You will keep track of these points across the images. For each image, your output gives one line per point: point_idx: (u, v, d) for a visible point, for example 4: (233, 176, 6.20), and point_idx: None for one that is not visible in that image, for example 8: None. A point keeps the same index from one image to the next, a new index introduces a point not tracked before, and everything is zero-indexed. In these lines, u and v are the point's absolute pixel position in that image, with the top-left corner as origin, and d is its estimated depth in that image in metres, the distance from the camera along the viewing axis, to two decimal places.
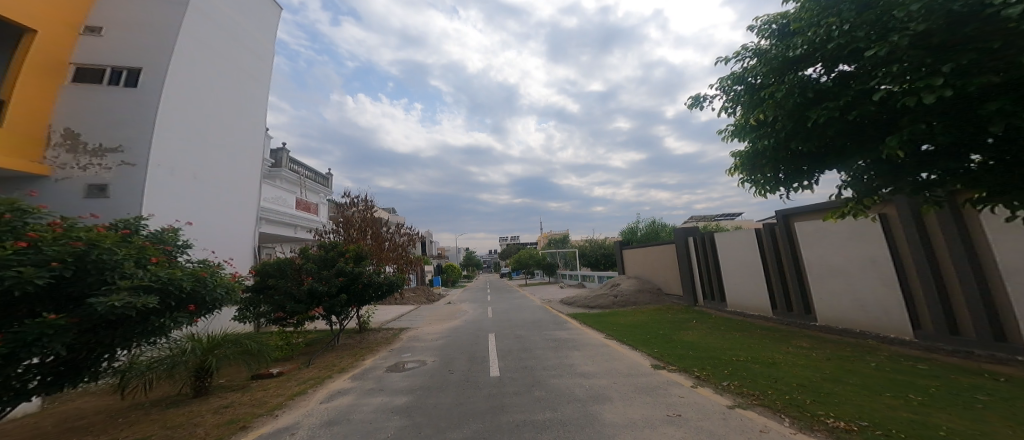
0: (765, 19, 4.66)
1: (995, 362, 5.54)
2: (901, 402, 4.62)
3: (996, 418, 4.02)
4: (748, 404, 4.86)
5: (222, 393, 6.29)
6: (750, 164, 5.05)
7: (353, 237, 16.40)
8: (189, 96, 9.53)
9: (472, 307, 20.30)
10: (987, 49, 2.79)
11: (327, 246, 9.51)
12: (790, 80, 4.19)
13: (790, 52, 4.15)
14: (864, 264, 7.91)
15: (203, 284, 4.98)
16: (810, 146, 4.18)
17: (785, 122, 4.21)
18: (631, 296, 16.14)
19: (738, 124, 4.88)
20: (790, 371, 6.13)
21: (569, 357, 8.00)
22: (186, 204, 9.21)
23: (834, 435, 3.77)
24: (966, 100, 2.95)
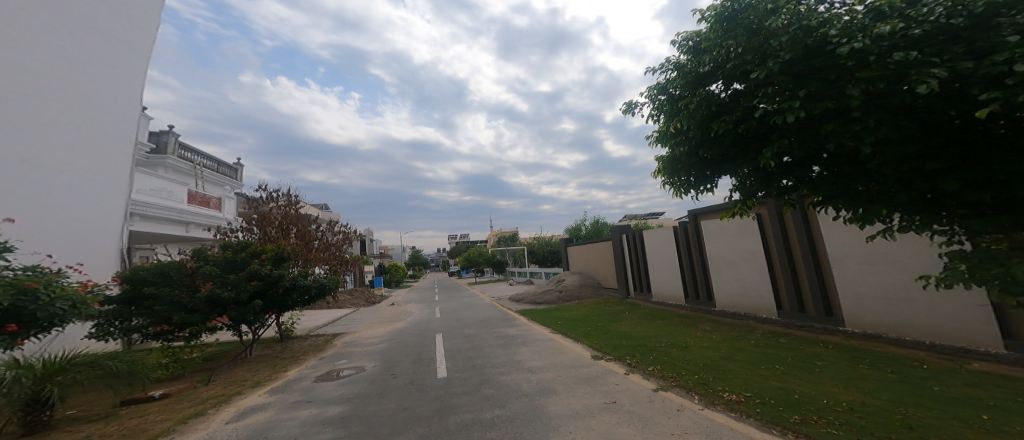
0: (688, 34, 4.98)
1: (827, 333, 6.88)
2: (772, 372, 5.52)
3: (829, 379, 5.02)
4: (669, 386, 5.40)
5: (73, 426, 5.25)
6: (671, 166, 5.51)
7: (274, 236, 14.69)
8: (31, 64, 7.70)
9: (419, 307, 19.64)
10: (828, 80, 3.26)
11: (236, 247, 8.45)
12: (698, 95, 4.64)
13: (700, 68, 4.61)
14: (747, 256, 9.25)
15: (28, 297, 4.06)
16: (716, 155, 4.74)
17: (696, 133, 4.69)
18: (574, 291, 16.89)
19: (663, 131, 5.28)
20: (698, 353, 6.96)
21: (517, 353, 8.11)
22: (12, 196, 7.29)
23: (730, 407, 4.37)
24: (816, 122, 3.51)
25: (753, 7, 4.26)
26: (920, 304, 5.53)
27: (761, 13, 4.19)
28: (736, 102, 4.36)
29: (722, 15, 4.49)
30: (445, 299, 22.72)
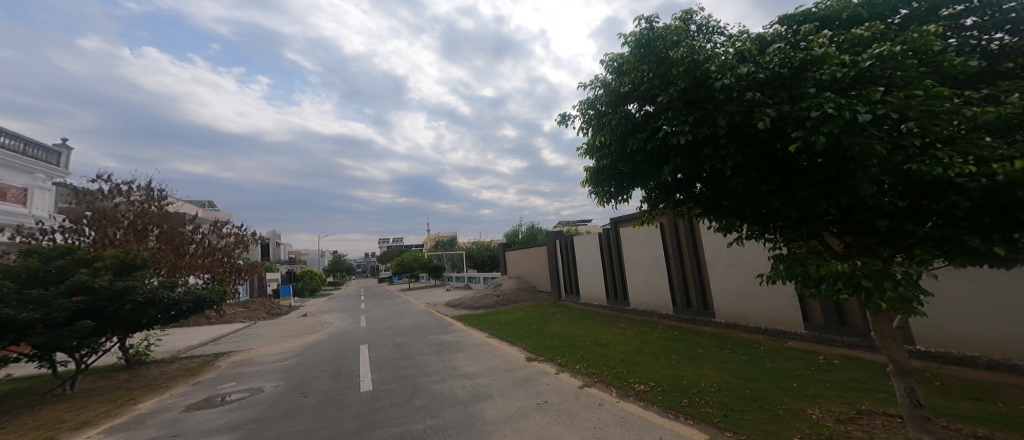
0: (613, 57, 4.16)
1: (706, 325, 8.18)
2: (671, 362, 6.18)
3: (713, 362, 5.80)
4: (592, 382, 5.67)
5: None
6: (594, 188, 4.77)
7: (123, 240, 10.63)
8: None
9: (340, 317, 17.90)
10: (709, 109, 3.17)
11: (48, 254, 6.05)
12: (614, 113, 4.05)
13: (622, 86, 3.88)
14: (653, 260, 10.36)
15: None
16: (628, 174, 4.28)
17: (614, 149, 4.09)
18: (513, 295, 16.36)
19: (586, 146, 4.55)
20: (615, 349, 7.51)
21: (453, 359, 7.53)
22: None
23: (639, 396, 4.77)
24: (703, 142, 3.22)
25: (666, 33, 3.74)
26: (763, 300, 6.84)
27: (672, 41, 3.68)
28: (647, 119, 3.77)
29: (639, 42, 3.85)
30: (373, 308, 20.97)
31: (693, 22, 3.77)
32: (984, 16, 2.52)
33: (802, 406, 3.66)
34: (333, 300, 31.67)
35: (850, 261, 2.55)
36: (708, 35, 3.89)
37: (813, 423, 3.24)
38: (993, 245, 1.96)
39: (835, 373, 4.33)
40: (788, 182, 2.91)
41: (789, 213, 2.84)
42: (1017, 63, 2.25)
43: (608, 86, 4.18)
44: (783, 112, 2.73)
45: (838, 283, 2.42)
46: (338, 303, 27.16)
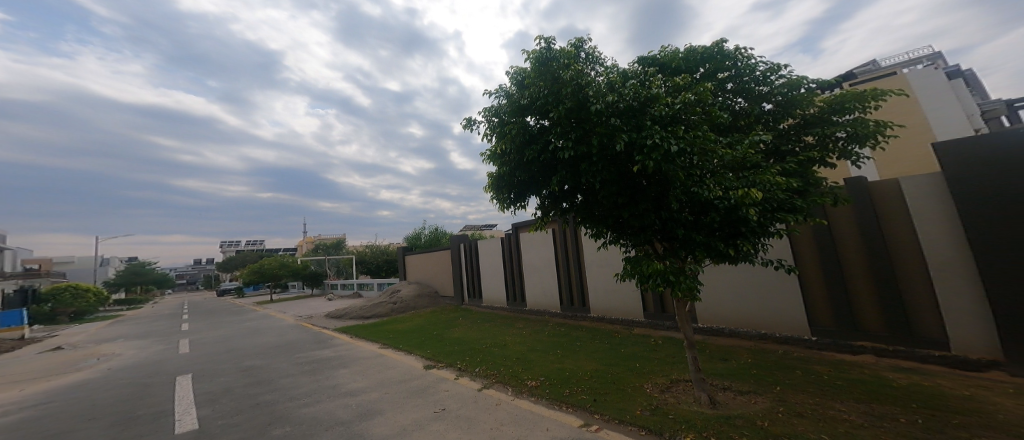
0: (515, 69, 3.69)
1: (587, 320, 9.00)
2: (562, 355, 6.27)
3: (598, 353, 6.05)
4: (491, 383, 5.26)
5: None
6: (492, 195, 4.39)
7: None
8: None
9: (179, 336, 14.11)
10: (588, 128, 3.23)
11: None
12: (513, 123, 3.72)
13: (522, 99, 3.63)
14: (545, 263, 10.89)
15: None
16: (523, 182, 4.08)
17: (512, 158, 3.85)
18: (409, 302, 15.42)
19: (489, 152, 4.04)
20: (512, 348, 7.29)
21: (334, 376, 6.58)
22: None
23: (531, 393, 4.59)
24: (581, 159, 3.33)
25: (560, 55, 3.57)
26: (630, 297, 7.84)
27: (564, 63, 3.49)
28: (542, 133, 3.65)
29: (539, 58, 3.59)
30: (217, 326, 16.43)
31: (583, 50, 3.66)
32: (735, 84, 3.65)
33: (642, 383, 4.29)
34: (149, 318, 23.62)
35: (668, 260, 3.22)
36: (595, 63, 3.85)
37: (647, 396, 3.84)
38: (731, 246, 3.00)
39: (658, 352, 5.39)
40: (634, 197, 3.29)
41: (632, 221, 3.28)
42: (745, 121, 3.41)
43: (510, 95, 3.81)
44: (632, 138, 2.97)
45: (657, 280, 3.01)
46: (154, 321, 20.21)
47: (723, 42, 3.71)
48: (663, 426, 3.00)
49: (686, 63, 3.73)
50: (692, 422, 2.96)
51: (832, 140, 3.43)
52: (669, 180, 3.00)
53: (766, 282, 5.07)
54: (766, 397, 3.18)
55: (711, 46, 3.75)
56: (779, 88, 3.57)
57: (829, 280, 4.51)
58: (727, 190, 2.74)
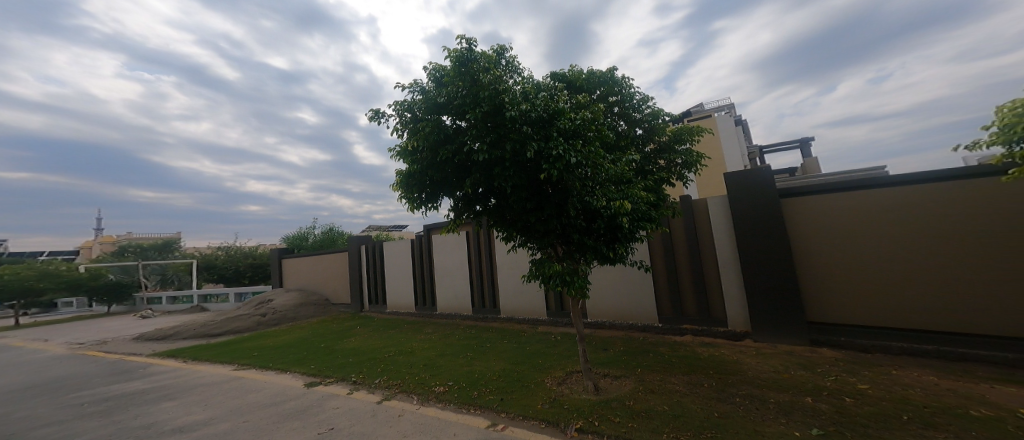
0: (433, 65, 3.55)
1: (498, 321, 9.19)
2: (470, 358, 6.29)
3: (507, 353, 6.19)
4: (393, 393, 4.99)
5: None
6: (401, 194, 4.11)
7: None
8: None
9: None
10: (503, 133, 3.32)
11: None
12: (428, 121, 3.58)
13: (440, 97, 3.53)
14: (457, 266, 10.80)
15: None
16: (436, 181, 3.93)
17: (424, 156, 3.69)
18: (288, 313, 12.88)
19: (400, 146, 3.75)
20: (421, 354, 7.02)
21: (159, 408, 4.83)
22: None
23: (439, 399, 4.52)
24: (495, 162, 3.40)
25: (481, 57, 3.57)
26: (539, 297, 8.20)
27: (485, 67, 3.52)
28: (458, 134, 3.60)
29: (460, 58, 3.54)
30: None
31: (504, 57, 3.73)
32: (621, 108, 4.23)
33: (542, 378, 4.56)
34: None
35: (565, 261, 3.55)
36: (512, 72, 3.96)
37: (546, 389, 4.14)
38: (609, 248, 3.48)
39: (560, 346, 5.85)
40: (540, 203, 3.50)
41: (538, 226, 3.46)
42: (624, 141, 3.97)
43: (425, 91, 3.66)
44: (540, 147, 3.18)
45: (556, 280, 3.29)
46: None
47: (614, 70, 4.26)
48: (559, 417, 3.25)
49: (587, 83, 4.14)
50: (580, 408, 3.32)
51: (673, 165, 4.33)
52: (569, 188, 3.30)
53: (642, 279, 5.84)
54: (632, 379, 3.82)
55: (606, 71, 4.25)
56: (646, 117, 4.26)
57: (679, 273, 5.59)
58: (609, 201, 3.21)
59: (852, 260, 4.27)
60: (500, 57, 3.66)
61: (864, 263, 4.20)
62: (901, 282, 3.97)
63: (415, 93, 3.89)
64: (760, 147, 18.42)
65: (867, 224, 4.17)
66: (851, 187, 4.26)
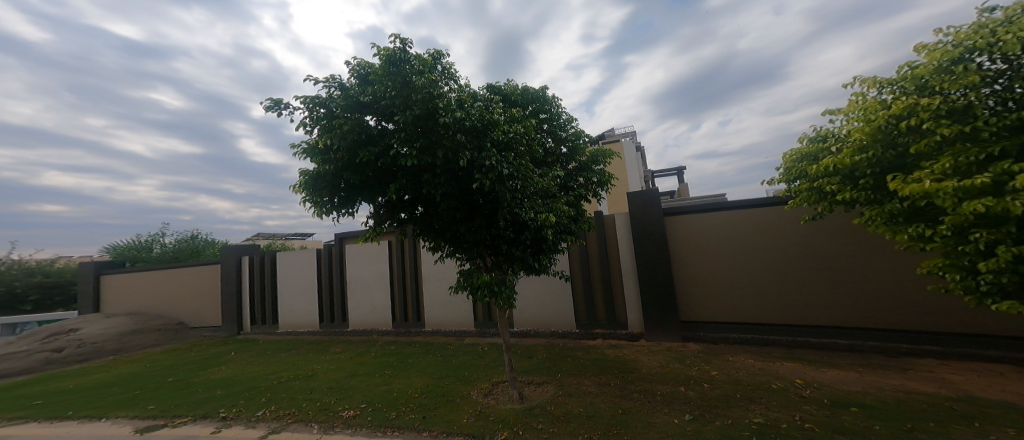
0: (359, 61, 2.94)
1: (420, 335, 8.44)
2: (386, 376, 5.07)
3: (428, 369, 5.23)
4: (283, 425, 3.77)
5: None
6: (306, 197, 3.28)
7: None
8: None
9: None
10: (436, 139, 3.04)
11: None
12: (346, 118, 2.94)
13: (363, 96, 2.94)
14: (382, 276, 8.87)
15: None
16: (350, 187, 3.25)
17: (341, 156, 3.01)
18: (101, 344, 8.64)
19: (307, 144, 3.02)
20: (324, 378, 5.33)
21: None
22: None
23: (350, 425, 3.60)
24: (424, 169, 3.13)
25: (416, 59, 3.02)
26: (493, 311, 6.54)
27: (418, 70, 2.99)
28: (382, 136, 3.05)
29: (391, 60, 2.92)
30: None
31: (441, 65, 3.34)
32: (550, 125, 4.51)
33: (467, 390, 4.37)
34: None
35: (492, 273, 3.58)
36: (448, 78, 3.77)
37: (472, 402, 3.97)
38: (534, 260, 3.71)
39: (485, 358, 5.76)
40: (470, 213, 3.46)
41: (466, 235, 3.44)
42: (552, 158, 4.32)
43: (345, 89, 3.01)
44: (473, 157, 3.10)
45: (483, 291, 3.32)
46: None
47: (546, 89, 4.57)
48: (484, 430, 3.21)
49: (521, 98, 4.36)
50: (505, 418, 3.38)
51: (590, 184, 4.73)
52: (499, 200, 3.30)
53: (560, 289, 6.18)
54: (553, 384, 4.05)
55: (539, 89, 4.52)
56: (570, 136, 4.59)
57: (600, 280, 6.05)
58: (536, 214, 3.36)
59: (704, 267, 5.39)
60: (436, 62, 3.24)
61: (715, 269, 5.32)
62: (734, 284, 5.21)
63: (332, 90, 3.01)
64: (651, 171, 21.06)
65: (739, 240, 5.19)
66: (710, 208, 5.39)
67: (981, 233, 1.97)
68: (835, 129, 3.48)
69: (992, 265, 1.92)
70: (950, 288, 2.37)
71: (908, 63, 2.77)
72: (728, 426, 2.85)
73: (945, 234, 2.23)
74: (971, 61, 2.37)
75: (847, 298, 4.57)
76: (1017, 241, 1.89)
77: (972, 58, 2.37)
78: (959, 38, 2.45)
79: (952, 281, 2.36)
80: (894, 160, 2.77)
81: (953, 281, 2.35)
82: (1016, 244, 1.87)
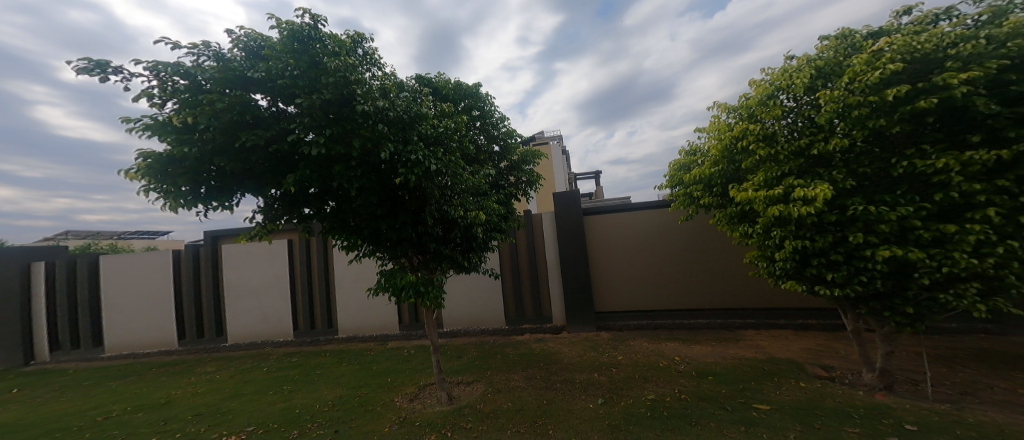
0: (247, 30, 2.30)
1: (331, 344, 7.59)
2: (278, 395, 4.22)
3: (333, 384, 4.52)
4: None
5: None
6: (147, 181, 2.15)
7: None
8: None
9: None
10: (356, 127, 2.56)
11: None
12: (225, 94, 2.19)
13: (249, 72, 2.25)
14: (267, 282, 6.43)
15: None
16: (224, 175, 2.41)
17: (213, 137, 2.20)
18: None
19: (153, 119, 2.12)
20: (188, 404, 4.09)
21: None
22: None
23: None
24: (336, 158, 2.61)
25: (328, 38, 2.48)
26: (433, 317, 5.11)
27: (331, 50, 2.46)
28: (277, 121, 2.39)
29: (293, 36, 2.33)
30: None
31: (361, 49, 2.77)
32: (483, 123, 4.40)
33: (390, 397, 4.03)
34: None
35: (416, 274, 3.35)
36: None
37: (395, 409, 3.65)
38: (463, 259, 3.65)
39: (410, 362, 5.37)
40: (393, 209, 3.13)
41: (390, 234, 3.11)
42: (483, 157, 4.28)
43: (223, 60, 2.31)
44: (398, 150, 2.72)
45: (409, 292, 3.11)
46: None
47: (480, 86, 4.47)
48: (411, 435, 3.01)
49: (453, 94, 4.20)
50: (433, 421, 3.21)
51: (519, 183, 4.75)
52: (427, 196, 3.05)
53: (489, 288, 6.11)
54: (482, 383, 3.99)
55: (473, 85, 4.42)
56: (502, 135, 4.54)
57: (531, 277, 6.17)
58: (467, 212, 3.25)
59: (601, 262, 5.87)
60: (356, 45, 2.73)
61: (624, 264, 5.80)
62: (624, 276, 5.78)
63: (199, 57, 2.20)
64: (573, 174, 22.21)
65: (641, 238, 5.74)
66: (621, 208, 5.86)
67: (778, 231, 2.70)
68: (699, 146, 3.87)
69: (785, 253, 2.68)
70: (764, 276, 3.11)
71: (743, 95, 3.20)
72: (630, 406, 3.10)
73: (757, 232, 2.91)
74: (779, 99, 2.88)
75: (705, 286, 5.50)
76: (796, 237, 2.66)
77: (779, 95, 2.90)
78: (772, 79, 2.94)
79: (763, 268, 3.09)
80: (732, 173, 3.35)
81: (762, 269, 3.11)
82: (795, 239, 2.65)
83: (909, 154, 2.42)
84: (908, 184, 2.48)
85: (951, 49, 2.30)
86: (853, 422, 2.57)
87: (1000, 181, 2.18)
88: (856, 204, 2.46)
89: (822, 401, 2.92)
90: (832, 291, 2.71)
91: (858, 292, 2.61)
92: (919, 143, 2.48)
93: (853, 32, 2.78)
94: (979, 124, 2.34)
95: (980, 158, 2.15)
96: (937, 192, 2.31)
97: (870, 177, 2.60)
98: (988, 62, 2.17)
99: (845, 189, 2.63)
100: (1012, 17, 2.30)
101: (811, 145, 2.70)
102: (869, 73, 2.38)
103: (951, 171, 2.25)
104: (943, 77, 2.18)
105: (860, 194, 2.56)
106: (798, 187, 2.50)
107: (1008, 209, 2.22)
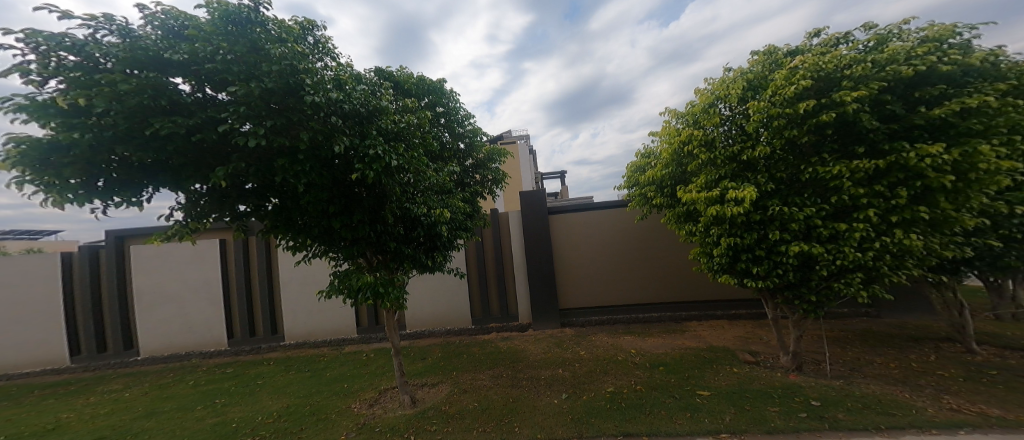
0: (165, 7, 2.09)
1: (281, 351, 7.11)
2: (208, 410, 3.89)
3: (275, 395, 4.22)
4: None
5: None
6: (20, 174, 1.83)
7: None
8: None
9: None
10: (302, 118, 2.38)
11: None
12: (141, 76, 1.96)
13: (165, 53, 2.03)
14: (192, 289, 5.89)
15: None
16: (130, 166, 2.11)
17: (116, 124, 1.93)
18: None
19: (30, 99, 1.84)
20: (83, 428, 3.64)
21: None
22: None
23: None
24: (281, 150, 2.41)
25: (269, 22, 2.30)
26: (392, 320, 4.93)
27: (276, 36, 2.31)
28: (203, 109, 2.17)
29: (223, 17, 2.14)
30: None
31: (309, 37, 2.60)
32: (447, 120, 4.31)
33: (347, 404, 3.82)
34: None
35: (375, 274, 3.20)
36: None
37: (353, 416, 3.47)
38: (426, 257, 3.54)
39: (369, 366, 5.13)
40: (347, 207, 2.92)
41: (344, 233, 2.92)
42: (448, 154, 4.19)
43: (132, 37, 2.07)
44: (353, 144, 2.57)
45: (367, 293, 2.92)
46: None
47: (444, 82, 4.37)
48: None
49: (416, 88, 4.07)
50: (394, 426, 3.09)
51: (486, 182, 4.71)
52: (386, 193, 2.91)
53: (452, 287, 6.00)
54: (448, 384, 3.91)
55: (436, 81, 4.28)
56: (467, 132, 4.46)
57: (496, 277, 6.14)
58: (430, 209, 3.20)
59: (556, 260, 5.98)
60: (306, 33, 2.58)
61: (583, 262, 5.93)
62: (577, 274, 5.93)
63: (97, 31, 1.95)
64: (541, 174, 22.46)
65: (599, 237, 5.90)
66: (582, 208, 5.99)
67: (715, 229, 2.90)
68: (652, 149, 4.02)
69: (721, 250, 2.86)
70: (704, 270, 3.30)
71: (688, 102, 3.37)
72: (591, 399, 3.17)
73: (698, 230, 3.08)
74: (717, 107, 3.08)
75: (652, 281, 5.78)
76: (729, 234, 2.86)
77: (718, 104, 3.09)
78: (713, 89, 3.15)
79: (704, 263, 3.28)
80: (679, 174, 3.51)
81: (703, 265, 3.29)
82: (728, 236, 2.84)
83: (813, 161, 2.69)
84: (814, 188, 2.75)
85: (846, 70, 2.58)
86: (774, 401, 2.80)
87: (878, 186, 2.46)
88: (774, 205, 2.68)
89: (751, 384, 3.15)
90: (757, 283, 2.93)
91: (775, 283, 2.85)
92: (820, 153, 2.75)
93: (776, 49, 3.03)
94: (863, 137, 2.65)
95: (863, 166, 2.43)
96: (833, 195, 2.59)
97: (786, 181, 2.84)
98: (872, 83, 2.46)
99: (767, 192, 2.84)
100: (892, 44, 2.61)
101: (742, 151, 2.91)
102: (786, 88, 2.61)
103: (843, 177, 2.53)
104: (840, 94, 2.45)
105: (777, 197, 2.78)
106: (729, 190, 2.69)
107: (884, 210, 2.50)
